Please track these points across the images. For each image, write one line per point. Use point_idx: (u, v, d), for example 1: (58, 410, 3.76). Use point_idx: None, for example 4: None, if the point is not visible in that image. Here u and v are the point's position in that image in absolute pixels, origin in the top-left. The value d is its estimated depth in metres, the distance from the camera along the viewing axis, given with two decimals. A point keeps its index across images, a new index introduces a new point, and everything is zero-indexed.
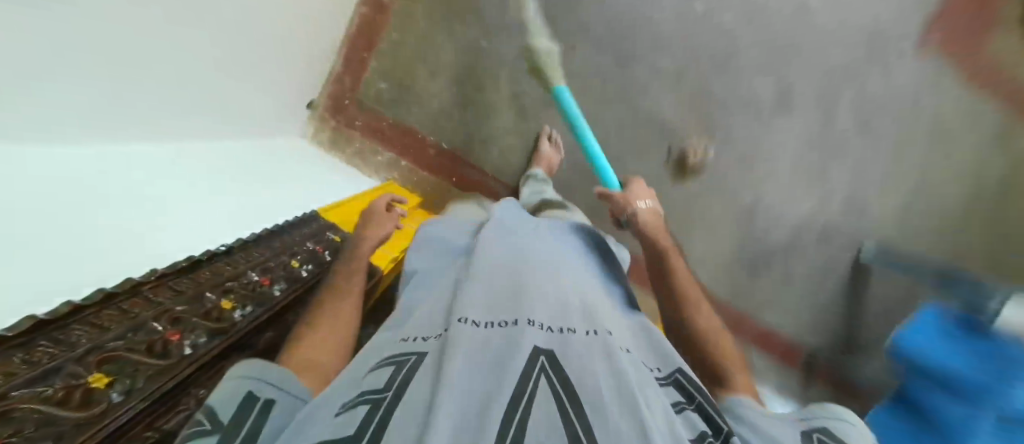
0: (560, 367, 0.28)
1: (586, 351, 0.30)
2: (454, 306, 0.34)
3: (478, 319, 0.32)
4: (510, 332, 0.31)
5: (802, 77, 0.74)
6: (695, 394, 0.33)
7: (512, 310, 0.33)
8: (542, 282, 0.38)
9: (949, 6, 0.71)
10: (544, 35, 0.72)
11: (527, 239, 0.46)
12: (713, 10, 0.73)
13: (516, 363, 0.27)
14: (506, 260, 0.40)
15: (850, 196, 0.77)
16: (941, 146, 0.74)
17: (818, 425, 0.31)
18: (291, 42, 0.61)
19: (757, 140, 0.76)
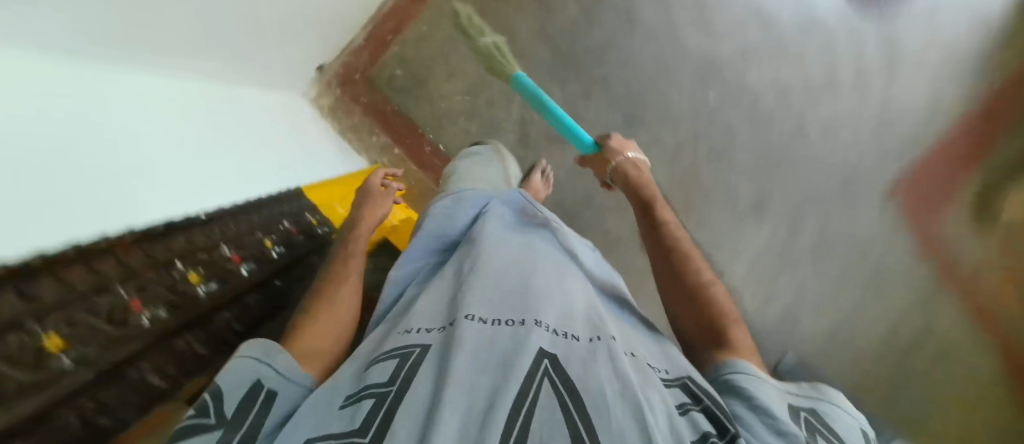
0: (563, 369, 0.27)
1: (588, 356, 0.29)
2: (461, 300, 0.33)
3: (486, 317, 0.31)
4: (518, 332, 0.30)
5: (783, 179, 0.80)
6: (703, 396, 0.30)
7: (520, 310, 0.32)
8: (550, 280, 0.37)
9: (936, 128, 0.78)
10: (546, 54, 0.79)
11: (528, 239, 0.45)
12: (723, 87, 0.80)
13: (522, 361, 0.27)
14: (509, 258, 0.39)
15: (817, 246, 0.81)
16: (897, 251, 0.79)
17: (810, 406, 0.31)
18: (311, 28, 0.69)
19: (729, 232, 0.81)
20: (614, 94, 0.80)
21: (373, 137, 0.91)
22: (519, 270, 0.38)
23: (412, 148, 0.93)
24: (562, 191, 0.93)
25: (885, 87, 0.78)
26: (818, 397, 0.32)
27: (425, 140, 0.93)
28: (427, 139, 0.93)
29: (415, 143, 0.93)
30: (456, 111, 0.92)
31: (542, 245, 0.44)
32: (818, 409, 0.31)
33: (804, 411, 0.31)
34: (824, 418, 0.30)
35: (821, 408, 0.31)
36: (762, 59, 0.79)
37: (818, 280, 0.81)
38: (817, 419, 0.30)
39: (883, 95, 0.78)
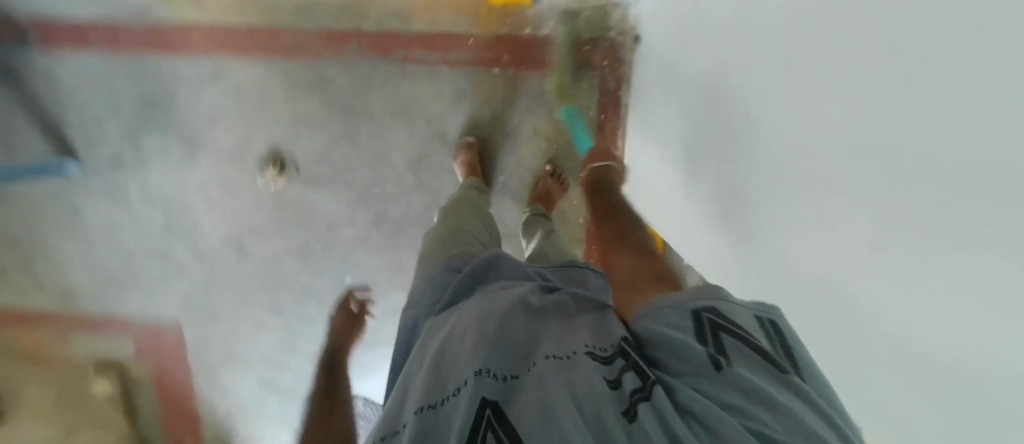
0: (503, 414, 0.26)
1: (529, 389, 0.28)
2: (408, 396, 0.32)
3: (427, 397, 0.30)
4: (455, 396, 0.29)
5: (253, 257, 0.96)
6: (633, 356, 0.31)
7: (457, 371, 0.31)
8: (495, 320, 0.35)
9: (205, 360, 1.02)
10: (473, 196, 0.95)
11: (489, 292, 0.43)
12: (350, 273, 0.99)
13: (461, 420, 0.26)
14: (463, 316, 0.39)
15: (186, 245, 0.94)
16: (135, 280, 0.95)
17: (705, 304, 0.32)
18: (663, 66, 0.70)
19: (241, 200, 0.92)
20: (405, 214, 0.96)
21: (553, 22, 0.86)
22: (459, 324, 0.37)
23: (516, 49, 0.87)
24: (372, 126, 0.90)
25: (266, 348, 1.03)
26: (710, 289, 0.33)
27: (514, 65, 0.87)
28: (510, 68, 0.88)
29: (518, 53, 0.87)
30: (505, 110, 0.90)
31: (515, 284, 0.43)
32: (708, 302, 0.32)
33: (702, 311, 0.31)
34: (721, 304, 0.31)
35: (719, 298, 0.32)
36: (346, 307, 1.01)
37: (154, 220, 0.92)
38: (715, 315, 0.30)
39: (261, 350, 1.03)
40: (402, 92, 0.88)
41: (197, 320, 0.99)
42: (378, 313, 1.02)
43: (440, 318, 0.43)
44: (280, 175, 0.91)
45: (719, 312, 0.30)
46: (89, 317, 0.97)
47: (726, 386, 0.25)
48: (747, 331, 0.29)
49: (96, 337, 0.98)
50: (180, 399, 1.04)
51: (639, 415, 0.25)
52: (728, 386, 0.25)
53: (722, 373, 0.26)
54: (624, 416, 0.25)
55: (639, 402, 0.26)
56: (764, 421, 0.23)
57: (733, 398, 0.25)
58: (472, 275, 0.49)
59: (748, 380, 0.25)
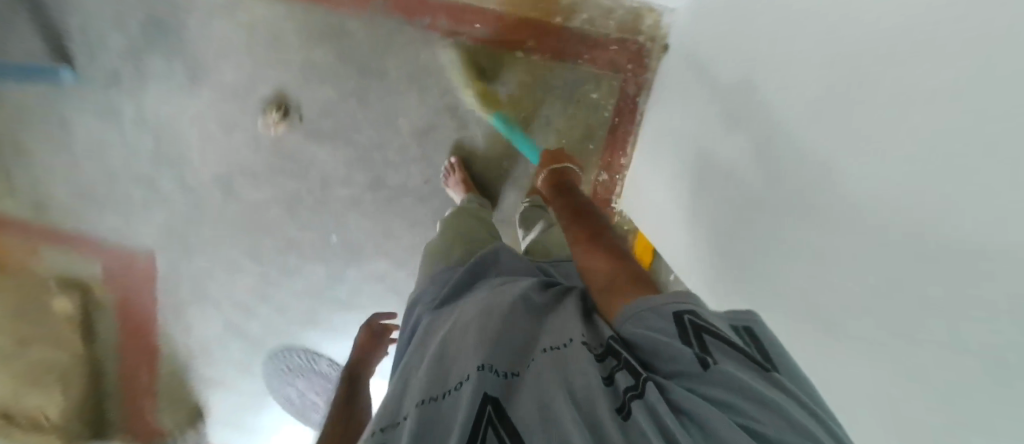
0: (503, 410, 0.30)
1: (527, 388, 0.32)
2: (413, 386, 0.36)
3: (434, 390, 0.33)
4: (459, 390, 0.32)
5: (241, 200, 0.94)
6: (622, 354, 0.32)
7: (461, 366, 0.35)
8: (493, 318, 0.39)
9: (175, 296, 1.00)
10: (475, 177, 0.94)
11: (490, 289, 0.47)
12: (338, 233, 0.97)
13: (464, 413, 0.30)
14: (464, 312, 0.43)
15: (173, 176, 0.91)
16: (114, 203, 0.92)
17: (684, 302, 0.32)
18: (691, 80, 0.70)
19: (238, 139, 0.89)
20: (404, 183, 0.94)
21: (586, 16, 0.84)
22: (461, 321, 0.41)
23: (543, 36, 0.85)
24: (385, 88, 0.88)
25: (239, 293, 1.01)
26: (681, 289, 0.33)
27: (538, 52, 0.86)
28: (534, 54, 0.86)
29: (546, 41, 0.85)
30: (523, 96, 0.88)
31: (513, 282, 0.48)
32: (686, 299, 0.32)
33: (681, 313, 0.31)
34: (698, 304, 0.31)
35: (692, 297, 0.32)
36: (328, 265, 1.00)
37: (143, 144, 0.89)
38: (694, 316, 0.30)
39: (234, 295, 1.01)
40: (421, 59, 0.86)
41: (173, 253, 0.97)
42: (359, 277, 1.01)
43: (443, 312, 0.47)
44: (283, 121, 0.88)
45: (697, 311, 0.31)
46: (60, 231, 0.93)
47: (715, 385, 0.27)
48: (724, 330, 0.30)
49: (64, 253, 0.95)
50: (143, 328, 1.02)
51: (633, 410, 0.27)
52: (718, 385, 0.27)
53: (710, 375, 0.27)
54: (618, 411, 0.28)
55: (633, 400, 0.28)
56: (752, 416, 0.24)
57: (723, 396, 0.26)
58: (471, 273, 0.53)
59: (736, 379, 0.26)
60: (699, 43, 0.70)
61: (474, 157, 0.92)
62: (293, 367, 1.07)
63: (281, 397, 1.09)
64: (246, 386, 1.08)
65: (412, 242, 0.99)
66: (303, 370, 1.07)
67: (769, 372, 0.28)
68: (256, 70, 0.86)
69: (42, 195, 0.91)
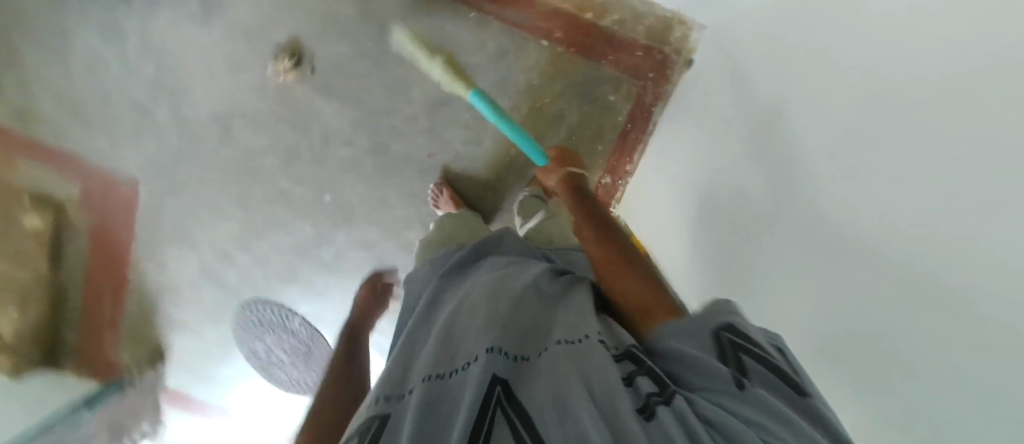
0: (510, 388, 0.34)
1: (535, 374, 0.35)
2: (427, 358, 0.39)
3: (448, 367, 0.38)
4: (470, 366, 0.36)
5: (238, 143, 0.91)
6: (646, 363, 0.35)
7: (474, 346, 0.38)
8: (505, 308, 0.43)
9: (154, 230, 0.97)
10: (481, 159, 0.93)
11: (496, 276, 0.51)
12: (333, 193, 0.95)
13: (475, 386, 0.33)
14: (476, 297, 0.47)
15: (170, 107, 0.88)
16: (104, 125, 0.88)
17: (727, 322, 0.36)
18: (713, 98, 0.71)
19: (245, 80, 0.86)
20: (408, 153, 0.93)
21: (617, 17, 0.83)
22: (472, 309, 0.45)
23: (572, 29, 0.84)
24: (404, 54, 0.86)
25: (221, 238, 0.98)
26: (722, 307, 0.37)
27: (564, 44, 0.85)
28: (559, 45, 0.85)
29: (573, 35, 0.84)
30: (542, 86, 0.88)
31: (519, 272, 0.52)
32: (730, 322, 0.35)
33: (720, 331, 0.35)
34: (738, 326, 0.35)
35: (735, 318, 0.36)
36: (318, 224, 0.98)
37: (143, 69, 0.85)
38: (732, 334, 0.35)
39: (215, 238, 0.98)
40: (445, 31, 0.84)
41: (158, 185, 0.94)
42: (346, 240, 1.00)
43: (451, 295, 0.52)
44: (294, 70, 0.85)
45: (736, 331, 0.35)
46: (38, 143, 0.89)
47: (749, 404, 0.29)
48: (767, 356, 0.33)
49: (38, 166, 0.90)
50: (113, 258, 0.98)
51: (657, 413, 0.29)
52: (747, 404, 0.29)
53: (745, 393, 0.30)
54: (642, 413, 0.29)
55: (659, 407, 0.29)
56: (781, 437, 0.26)
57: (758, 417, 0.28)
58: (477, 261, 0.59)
59: (767, 401, 0.29)
60: (726, 63, 0.70)
61: (484, 137, 0.92)
62: (262, 321, 1.05)
63: (247, 349, 1.08)
64: (210, 332, 1.06)
65: (405, 213, 0.98)
66: (272, 325, 1.06)
67: (805, 397, 0.31)
68: (274, 12, 0.83)
69: (25, 102, 0.86)
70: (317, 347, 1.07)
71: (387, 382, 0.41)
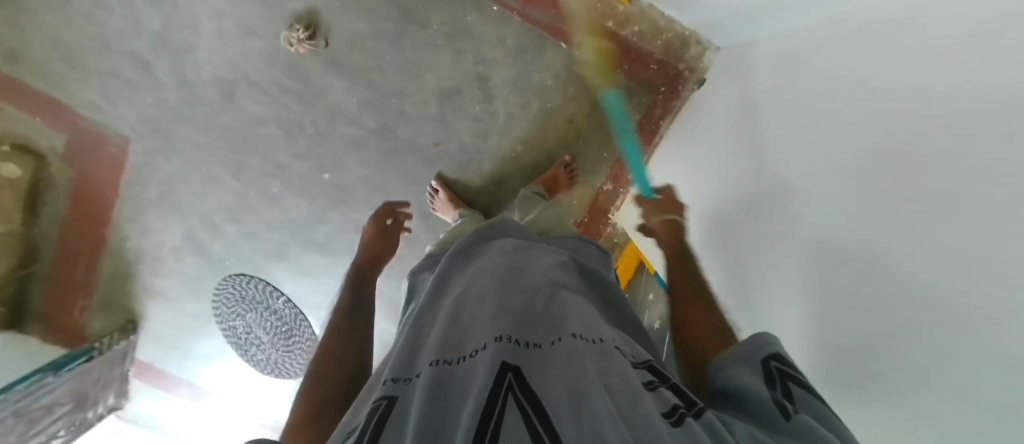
0: (521, 373, 0.34)
1: (545, 361, 0.36)
2: (437, 345, 0.40)
3: (460, 355, 0.38)
4: (482, 352, 0.37)
5: (241, 110, 0.89)
6: (672, 383, 0.38)
7: (485, 335, 0.39)
8: (516, 301, 0.44)
9: (140, 192, 0.93)
10: (487, 153, 0.93)
11: (501, 260, 0.52)
12: (333, 172, 0.94)
13: (488, 372, 0.34)
14: (483, 284, 0.48)
15: (173, 66, 0.85)
16: (100, 76, 0.85)
17: (777, 353, 0.38)
18: (724, 119, 0.73)
19: (255, 47, 0.84)
20: (415, 140, 0.92)
21: (637, 28, 0.84)
22: (480, 297, 0.45)
23: (591, 35, 0.85)
24: (423, 40, 0.85)
25: (210, 207, 0.95)
26: (770, 339, 0.40)
27: (581, 49, 0.86)
28: (576, 50, 0.86)
29: (591, 40, 0.85)
30: (555, 87, 0.88)
31: (527, 259, 0.53)
32: (781, 356, 0.38)
33: (770, 361, 0.38)
34: (787, 356, 0.38)
35: (782, 350, 0.39)
36: (313, 202, 0.96)
37: (149, 23, 0.82)
38: (780, 364, 0.37)
39: (204, 206, 0.95)
40: (465, 21, 0.84)
41: (150, 145, 0.90)
42: (340, 222, 0.98)
43: (455, 283, 0.53)
44: (308, 41, 0.83)
45: (783, 360, 0.37)
46: (26, 88, 0.85)
47: (790, 430, 0.30)
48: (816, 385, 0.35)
49: (24, 114, 0.86)
50: (94, 217, 0.94)
51: (681, 418, 0.30)
52: (786, 428, 0.30)
53: (790, 421, 0.30)
54: (668, 417, 0.30)
55: (686, 416, 0.30)
56: None
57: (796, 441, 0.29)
58: (480, 248, 0.59)
59: (807, 423, 0.29)
60: (739, 85, 0.72)
61: (492, 131, 0.91)
62: (243, 298, 1.02)
63: (226, 327, 1.04)
64: (188, 305, 1.03)
65: (404, 200, 0.97)
66: (253, 302, 1.02)
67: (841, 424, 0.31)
68: None
69: (16, 45, 0.82)
70: (299, 329, 1.03)
71: (394, 366, 0.41)
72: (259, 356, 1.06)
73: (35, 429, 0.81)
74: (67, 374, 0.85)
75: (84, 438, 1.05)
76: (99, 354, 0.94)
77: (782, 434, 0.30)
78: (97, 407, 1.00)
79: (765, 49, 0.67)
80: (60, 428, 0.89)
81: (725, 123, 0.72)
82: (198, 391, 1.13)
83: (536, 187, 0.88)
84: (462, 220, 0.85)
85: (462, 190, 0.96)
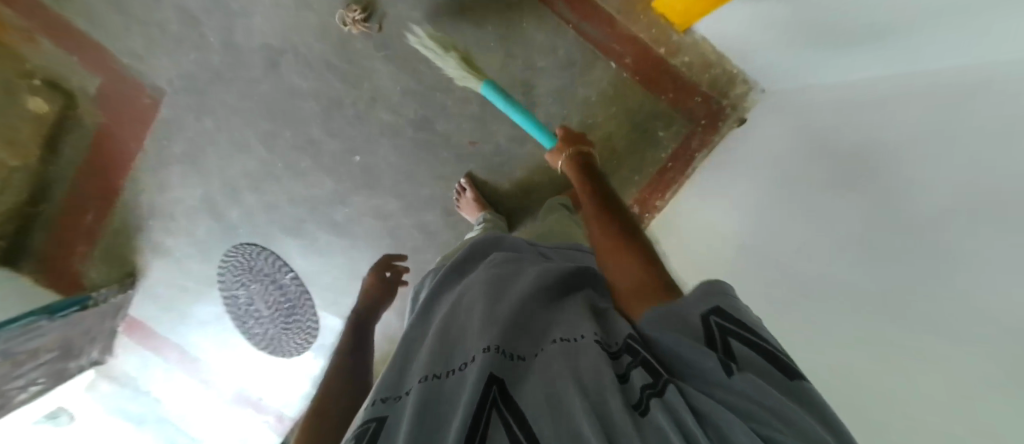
0: (505, 390, 0.34)
1: (532, 374, 0.36)
2: (425, 360, 0.40)
3: (450, 368, 0.38)
4: (468, 367, 0.36)
5: (281, 80, 0.88)
6: (641, 351, 0.35)
7: (472, 347, 0.39)
8: (502, 306, 0.44)
9: (165, 146, 0.92)
10: (520, 158, 0.93)
11: (493, 271, 0.52)
12: (363, 155, 0.93)
13: (471, 387, 0.33)
14: (472, 296, 0.47)
15: (221, 26, 0.84)
16: (144, 25, 0.84)
17: (714, 305, 0.35)
18: (750, 160, 0.74)
19: (308, 20, 0.84)
20: (450, 134, 0.92)
21: (686, 58, 0.84)
22: (470, 309, 0.45)
23: (641, 58, 0.85)
24: (476, 39, 0.85)
25: (232, 172, 0.94)
26: (715, 289, 0.37)
27: (630, 71, 0.87)
28: (625, 71, 0.87)
29: (639, 64, 0.86)
30: (596, 104, 0.89)
31: (519, 269, 0.53)
32: (719, 305, 0.35)
33: (709, 315, 0.35)
34: (727, 308, 0.35)
35: (725, 300, 0.35)
36: (338, 183, 0.95)
37: None
38: (719, 319, 0.34)
39: (227, 171, 0.94)
40: (520, 26, 0.85)
41: (184, 102, 0.89)
42: (362, 206, 0.97)
43: (447, 297, 0.53)
44: (363, 23, 0.83)
45: (723, 314, 0.34)
46: (67, 26, 0.83)
47: (734, 391, 0.29)
48: (760, 338, 0.32)
49: (61, 51, 0.85)
50: (111, 165, 0.93)
51: (651, 408, 0.29)
52: (743, 398, 0.28)
53: (732, 378, 0.30)
54: (638, 410, 0.30)
55: (652, 400, 0.30)
56: (775, 430, 0.25)
57: (744, 404, 0.28)
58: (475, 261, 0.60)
59: (760, 389, 0.28)
60: (776, 127, 0.72)
61: (529, 138, 0.91)
62: (250, 268, 1.01)
63: (228, 295, 1.03)
64: (194, 268, 1.00)
65: (429, 194, 0.96)
66: (260, 274, 1.02)
67: (796, 380, 0.29)
68: None
69: None
70: (301, 308, 1.04)
71: (383, 384, 0.40)
72: (251, 330, 1.06)
73: (17, 372, 0.77)
74: (61, 319, 0.82)
75: (63, 392, 1.02)
76: (94, 304, 0.91)
77: (727, 396, 0.29)
78: (81, 359, 0.97)
79: (799, 99, 0.68)
80: (40, 375, 0.85)
81: (746, 164, 0.75)
82: (187, 358, 1.10)
83: (557, 199, 0.89)
84: (485, 224, 0.85)
85: (490, 192, 0.96)
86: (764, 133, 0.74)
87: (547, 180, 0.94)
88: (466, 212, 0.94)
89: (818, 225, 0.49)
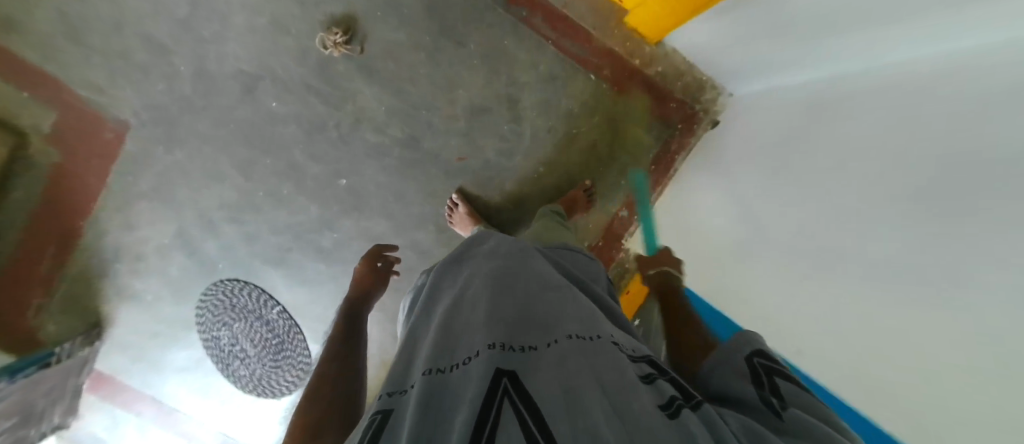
0: (515, 383, 0.32)
1: (543, 364, 0.35)
2: (428, 355, 0.39)
3: (457, 361, 0.37)
4: (477, 359, 0.35)
5: (259, 106, 0.85)
6: (667, 375, 0.38)
7: (479, 342, 0.37)
8: (509, 308, 0.43)
9: (132, 182, 0.86)
10: (509, 171, 0.95)
11: (494, 266, 0.51)
12: (351, 177, 0.91)
13: (482, 382, 0.32)
14: (476, 292, 0.46)
15: (193, 53, 0.81)
16: (106, 55, 0.79)
17: (756, 350, 0.40)
18: (727, 166, 0.80)
19: (286, 44, 0.83)
20: (439, 151, 0.92)
21: (661, 68, 0.90)
22: (474, 304, 0.44)
23: (619, 69, 0.90)
24: (460, 57, 0.87)
25: (208, 204, 0.89)
26: (747, 337, 0.41)
27: (609, 81, 0.91)
28: (605, 82, 0.91)
29: (617, 75, 0.90)
30: (580, 115, 0.92)
31: (524, 264, 0.51)
32: (757, 349, 0.40)
33: (751, 357, 0.39)
34: (765, 350, 0.39)
35: (762, 345, 0.40)
36: (325, 207, 0.92)
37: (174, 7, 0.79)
38: (759, 361, 0.38)
39: (204, 203, 0.89)
40: (502, 43, 0.87)
41: (152, 133, 0.84)
42: (351, 230, 0.94)
43: (445, 295, 0.52)
44: (345, 45, 0.83)
45: (762, 354, 0.39)
46: (18, 61, 0.78)
47: (783, 423, 0.31)
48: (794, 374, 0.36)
49: (12, 87, 0.79)
50: (70, 206, 0.86)
51: (681, 413, 0.29)
52: (788, 428, 0.30)
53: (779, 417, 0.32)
54: (666, 410, 0.30)
55: (682, 407, 0.30)
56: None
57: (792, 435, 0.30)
58: (473, 252, 0.58)
59: (802, 418, 0.30)
60: (750, 127, 0.78)
61: (517, 151, 0.93)
62: (233, 306, 0.96)
63: (208, 337, 0.97)
64: (167, 311, 0.94)
65: (420, 212, 0.95)
66: (244, 311, 0.96)
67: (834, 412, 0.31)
68: None
69: (16, 13, 0.76)
70: (291, 343, 0.99)
71: (389, 382, 0.39)
72: (232, 370, 1.00)
73: None
74: (22, 381, 0.74)
75: None
76: (58, 361, 0.83)
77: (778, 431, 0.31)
78: (43, 423, 0.86)
79: (766, 102, 0.74)
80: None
81: (729, 167, 0.79)
82: (165, 410, 1.01)
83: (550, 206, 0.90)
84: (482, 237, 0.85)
85: (481, 206, 0.96)
86: (742, 132, 0.80)
87: (537, 191, 0.96)
88: (459, 227, 0.93)
89: (816, 205, 0.53)
